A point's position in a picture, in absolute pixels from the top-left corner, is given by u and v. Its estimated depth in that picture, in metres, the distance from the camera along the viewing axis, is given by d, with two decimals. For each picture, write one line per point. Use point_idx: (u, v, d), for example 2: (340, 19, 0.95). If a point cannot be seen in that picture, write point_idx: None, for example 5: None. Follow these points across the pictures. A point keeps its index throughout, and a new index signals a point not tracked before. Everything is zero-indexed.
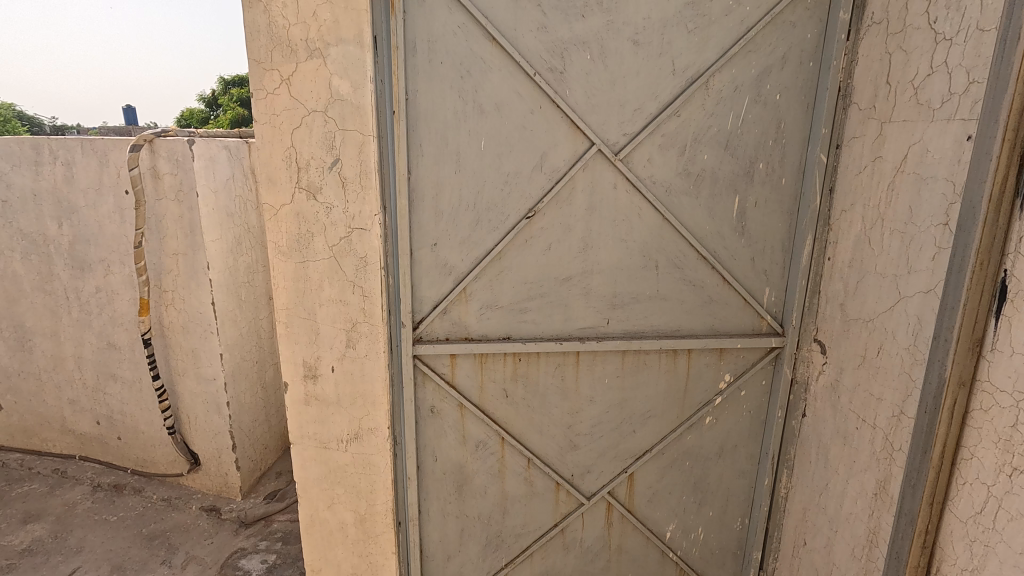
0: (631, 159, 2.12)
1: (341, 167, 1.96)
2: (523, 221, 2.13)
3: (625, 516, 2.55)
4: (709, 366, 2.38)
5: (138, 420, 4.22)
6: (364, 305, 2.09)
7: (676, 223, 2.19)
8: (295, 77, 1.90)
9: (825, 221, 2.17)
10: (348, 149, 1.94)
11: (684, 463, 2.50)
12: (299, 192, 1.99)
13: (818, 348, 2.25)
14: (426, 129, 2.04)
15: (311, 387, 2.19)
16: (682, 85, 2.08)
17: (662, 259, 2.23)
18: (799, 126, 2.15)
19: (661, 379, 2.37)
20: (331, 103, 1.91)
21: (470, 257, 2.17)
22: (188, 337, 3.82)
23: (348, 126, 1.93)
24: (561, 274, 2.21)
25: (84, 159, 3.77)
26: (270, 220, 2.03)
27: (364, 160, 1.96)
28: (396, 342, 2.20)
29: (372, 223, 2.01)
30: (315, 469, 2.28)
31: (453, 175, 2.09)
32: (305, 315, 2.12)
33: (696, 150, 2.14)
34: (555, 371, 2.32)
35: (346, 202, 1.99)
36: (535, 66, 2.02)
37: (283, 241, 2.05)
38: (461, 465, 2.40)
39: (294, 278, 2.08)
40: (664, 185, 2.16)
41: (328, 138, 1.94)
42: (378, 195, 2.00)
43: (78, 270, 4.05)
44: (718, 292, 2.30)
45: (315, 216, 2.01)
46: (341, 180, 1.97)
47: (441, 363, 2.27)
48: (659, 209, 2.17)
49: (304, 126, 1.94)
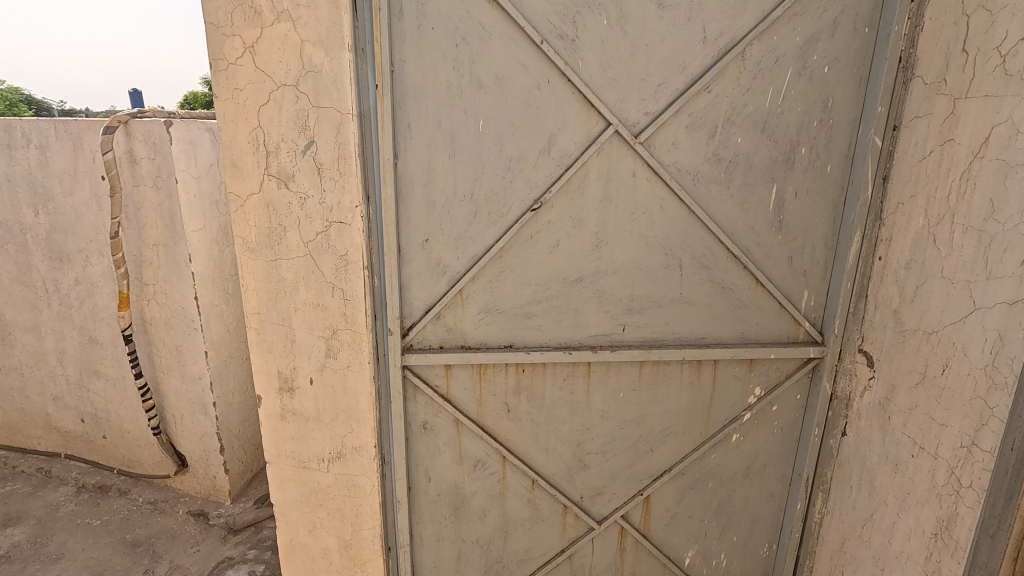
0: (653, 142, 1.83)
1: (316, 150, 1.69)
2: (528, 213, 1.85)
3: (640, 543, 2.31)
4: (738, 378, 2.11)
5: (123, 419, 4.01)
6: (346, 309, 1.83)
7: (704, 216, 1.90)
8: (261, 44, 1.62)
9: (876, 214, 1.88)
10: (323, 129, 1.67)
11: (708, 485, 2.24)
12: (268, 178, 1.72)
13: (863, 360, 1.96)
14: (416, 106, 1.75)
15: (288, 401, 1.94)
16: (714, 56, 1.78)
17: (687, 258, 1.95)
18: (850, 103, 1.84)
19: (682, 392, 2.11)
20: (304, 75, 1.63)
21: (467, 255, 1.89)
22: (172, 334, 3.58)
23: (323, 103, 1.65)
24: (571, 275, 1.93)
25: (58, 142, 3.51)
26: (236, 212, 1.77)
27: (343, 142, 1.68)
28: (384, 350, 1.94)
29: (353, 215, 1.75)
30: (294, 490, 2.04)
31: (448, 160, 1.80)
32: (279, 320, 1.86)
33: (729, 131, 1.84)
34: (563, 384, 2.05)
35: (323, 192, 1.73)
36: (542, 32, 1.72)
37: (253, 236, 1.78)
38: (457, 486, 2.15)
39: (266, 278, 1.82)
40: (691, 172, 1.87)
41: (301, 116, 1.67)
42: (360, 184, 1.73)
43: (57, 261, 3.81)
44: (750, 295, 2.01)
45: (288, 207, 1.75)
46: (315, 167, 1.70)
47: (435, 375, 2.01)
48: (685, 200, 1.88)
49: (273, 102, 1.66)
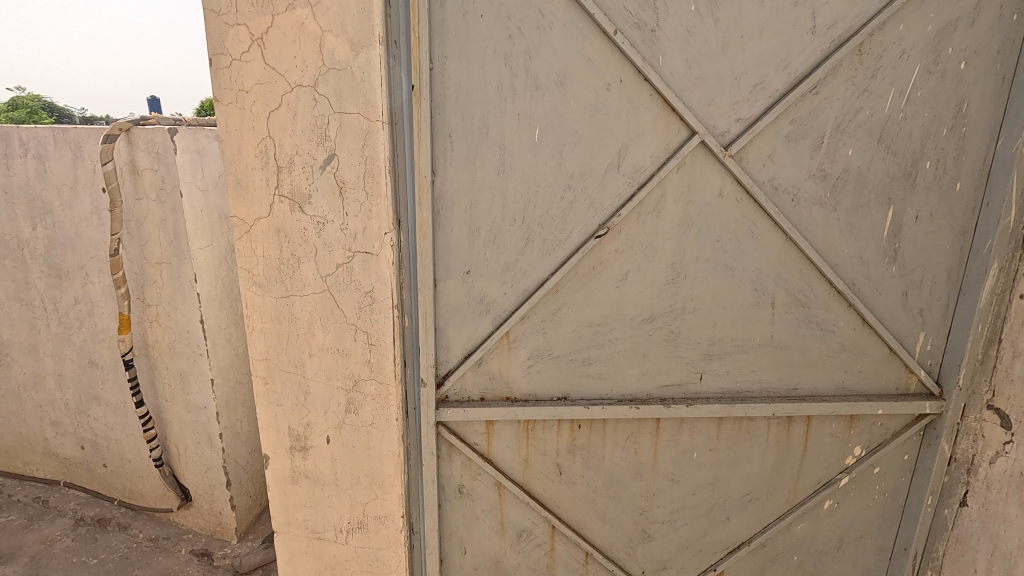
0: (746, 155, 1.50)
1: (338, 166, 1.38)
2: (591, 241, 1.53)
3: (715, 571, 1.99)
4: (835, 436, 1.76)
5: (124, 447, 3.73)
6: (371, 356, 1.52)
7: (804, 244, 1.56)
8: (272, 36, 1.31)
9: (1019, 243, 1.52)
10: (347, 140, 1.36)
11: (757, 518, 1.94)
12: (279, 200, 1.42)
13: (995, 420, 1.59)
14: (459, 111, 1.44)
15: (300, 462, 1.63)
16: (824, 50, 1.44)
17: (780, 294, 1.61)
18: (990, 106, 1.50)
19: (768, 453, 1.76)
20: (324, 74, 1.33)
21: (516, 290, 1.57)
22: (176, 359, 3.30)
23: (347, 108, 1.34)
24: (641, 314, 1.60)
25: (56, 151, 3.26)
26: (241, 240, 1.47)
27: (372, 157, 1.37)
28: (415, 403, 1.62)
29: (381, 244, 1.43)
30: (307, 564, 1.73)
31: (496, 176, 1.48)
32: (291, 368, 1.55)
33: (839, 142, 1.50)
34: (626, 442, 1.71)
35: (345, 216, 1.42)
36: (615, 21, 1.40)
37: (260, 268, 1.48)
38: (497, 559, 1.82)
39: (276, 318, 1.52)
40: (790, 191, 1.53)
41: (320, 124, 1.36)
42: (390, 207, 1.41)
43: (55, 278, 3.55)
44: (855, 338, 1.67)
45: (303, 235, 1.44)
46: (337, 186, 1.40)
47: (475, 431, 1.68)
48: (782, 226, 1.54)
49: (285, 107, 1.35)
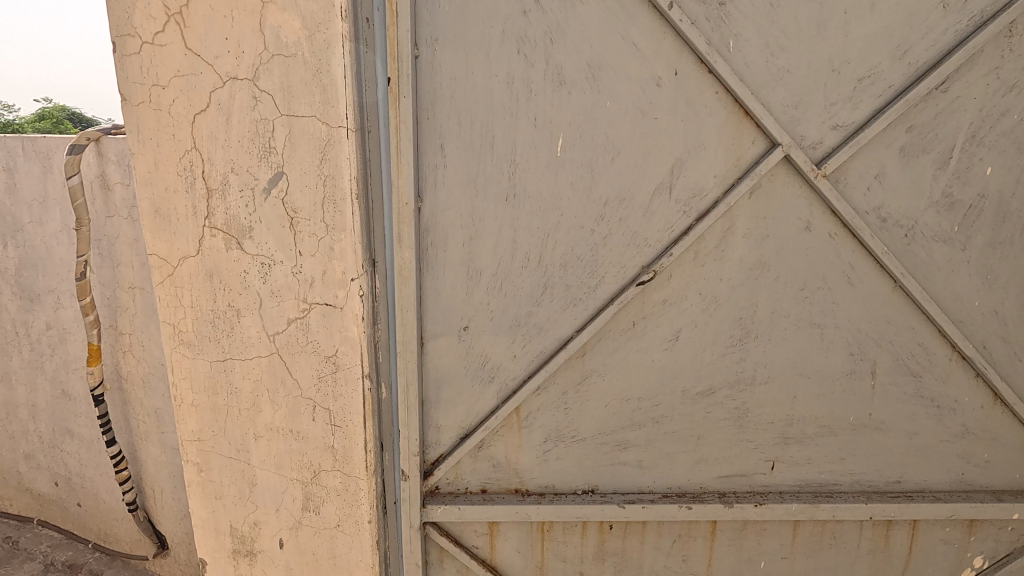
0: (844, 174, 1.10)
1: (287, 189, 1.01)
2: (631, 291, 1.13)
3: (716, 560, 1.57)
4: (950, 545, 1.33)
5: (98, 487, 3.39)
6: (335, 441, 1.14)
7: (921, 295, 1.15)
8: (193, 9, 0.94)
9: None
10: (299, 154, 0.99)
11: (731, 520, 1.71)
12: (210, 234, 1.05)
13: None
14: (453, 114, 1.06)
15: (246, 569, 1.25)
16: (959, 31, 1.04)
17: (885, 361, 1.20)
18: None
19: (859, 564, 1.34)
20: (267, 63, 0.96)
21: (529, 353, 1.18)
22: (151, 394, 2.96)
23: (298, 110, 0.98)
24: (695, 385, 1.20)
25: (26, 163, 2.96)
26: (162, 286, 1.10)
27: (333, 177, 1.00)
28: (395, 497, 1.24)
29: (347, 294, 1.06)
30: None
31: (504, 201, 1.10)
32: (231, 452, 1.18)
33: (975, 157, 1.10)
34: (673, 548, 1.31)
35: (298, 256, 1.05)
36: None
37: (189, 322, 1.11)
38: None
39: (210, 387, 1.15)
40: (904, 224, 1.12)
41: (262, 132, 0.99)
42: (359, 244, 1.04)
43: (27, 301, 3.24)
44: (982, 419, 1.24)
45: (243, 280, 1.07)
46: (286, 216, 1.03)
47: (474, 531, 1.29)
48: (892, 271, 1.13)
49: (214, 109, 0.99)
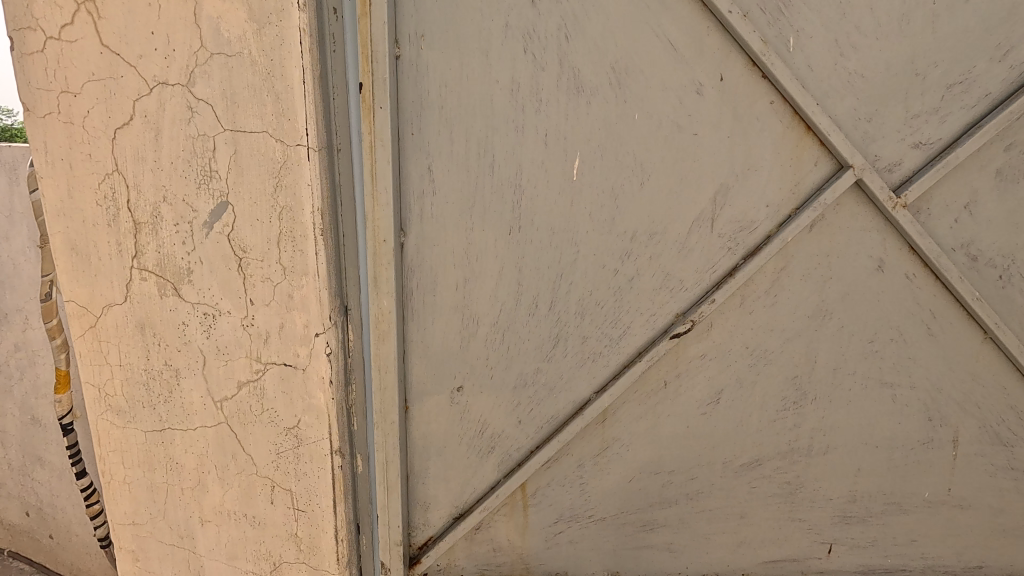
0: (928, 203, 0.89)
1: (234, 223, 0.80)
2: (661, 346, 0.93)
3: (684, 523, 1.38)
4: None
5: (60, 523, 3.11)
6: (299, 528, 0.93)
7: (1017, 351, 0.94)
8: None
9: None
10: (249, 179, 0.78)
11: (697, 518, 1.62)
12: (140, 277, 0.84)
13: None
14: (444, 129, 0.85)
15: None
16: None
17: (970, 428, 0.98)
18: None
19: None
20: (206, 65, 0.75)
21: (536, 418, 0.97)
22: None
23: (245, 125, 0.77)
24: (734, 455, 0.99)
25: None
26: (83, 339, 0.89)
27: (290, 209, 0.79)
28: None
29: (311, 353, 0.85)
30: None
31: (504, 238, 0.89)
32: (172, 540, 0.97)
33: None
34: None
35: (249, 306, 0.84)
36: None
37: (117, 384, 0.90)
38: None
39: (145, 462, 0.93)
40: (999, 263, 0.91)
41: (201, 153, 0.78)
42: (325, 292, 0.83)
43: None
44: None
45: (182, 334, 0.86)
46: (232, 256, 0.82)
47: None
48: (984, 321, 0.92)
49: (140, 122, 0.78)
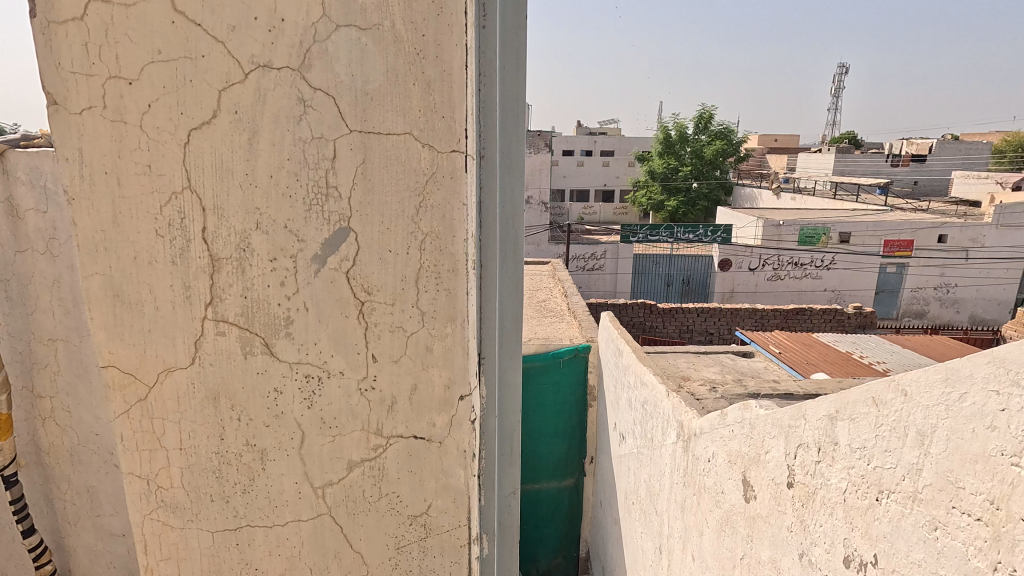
0: None
1: (361, 273, 0.79)
2: (987, 498, 0.77)
3: (721, 412, 1.61)
4: None
5: None
6: None
7: None
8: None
9: None
10: (373, 218, 0.77)
11: (735, 528, 1.56)
12: (217, 331, 0.80)
13: None
14: None
15: None
16: None
17: None
18: None
19: None
20: (330, 39, 0.72)
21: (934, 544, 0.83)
22: None
23: (384, 144, 0.76)
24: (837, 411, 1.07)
25: None
26: (141, 408, 0.83)
27: (437, 233, 0.79)
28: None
29: (447, 401, 0.85)
30: None
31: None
32: None
33: None
34: None
35: (364, 366, 0.82)
36: None
37: (187, 456, 0.84)
38: None
39: (213, 543, 0.88)
40: None
41: (318, 158, 0.75)
42: (466, 324, 0.83)
43: None
44: None
45: (273, 404, 0.82)
46: (348, 315, 0.80)
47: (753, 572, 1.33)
48: None
49: (241, 122, 0.74)
